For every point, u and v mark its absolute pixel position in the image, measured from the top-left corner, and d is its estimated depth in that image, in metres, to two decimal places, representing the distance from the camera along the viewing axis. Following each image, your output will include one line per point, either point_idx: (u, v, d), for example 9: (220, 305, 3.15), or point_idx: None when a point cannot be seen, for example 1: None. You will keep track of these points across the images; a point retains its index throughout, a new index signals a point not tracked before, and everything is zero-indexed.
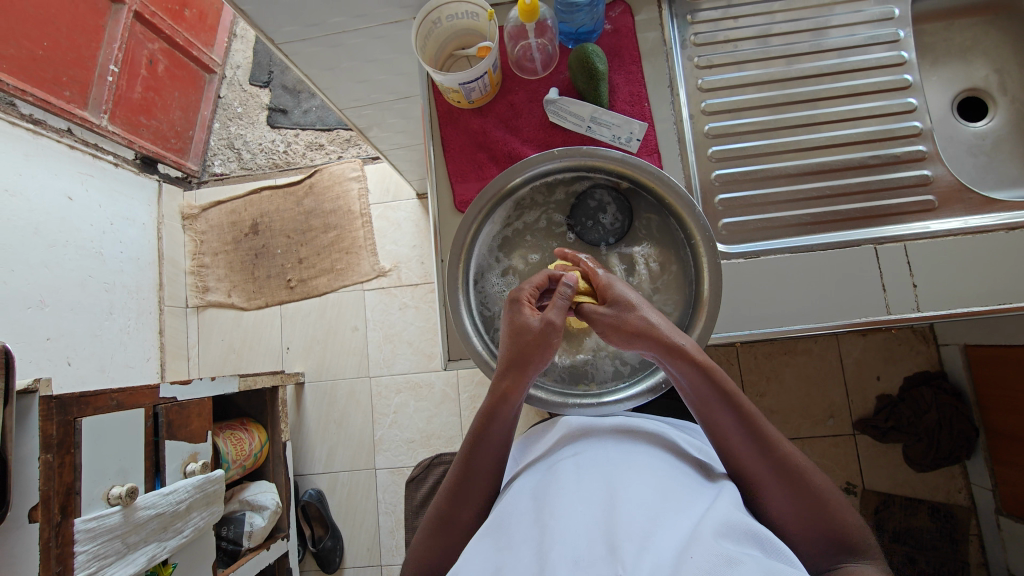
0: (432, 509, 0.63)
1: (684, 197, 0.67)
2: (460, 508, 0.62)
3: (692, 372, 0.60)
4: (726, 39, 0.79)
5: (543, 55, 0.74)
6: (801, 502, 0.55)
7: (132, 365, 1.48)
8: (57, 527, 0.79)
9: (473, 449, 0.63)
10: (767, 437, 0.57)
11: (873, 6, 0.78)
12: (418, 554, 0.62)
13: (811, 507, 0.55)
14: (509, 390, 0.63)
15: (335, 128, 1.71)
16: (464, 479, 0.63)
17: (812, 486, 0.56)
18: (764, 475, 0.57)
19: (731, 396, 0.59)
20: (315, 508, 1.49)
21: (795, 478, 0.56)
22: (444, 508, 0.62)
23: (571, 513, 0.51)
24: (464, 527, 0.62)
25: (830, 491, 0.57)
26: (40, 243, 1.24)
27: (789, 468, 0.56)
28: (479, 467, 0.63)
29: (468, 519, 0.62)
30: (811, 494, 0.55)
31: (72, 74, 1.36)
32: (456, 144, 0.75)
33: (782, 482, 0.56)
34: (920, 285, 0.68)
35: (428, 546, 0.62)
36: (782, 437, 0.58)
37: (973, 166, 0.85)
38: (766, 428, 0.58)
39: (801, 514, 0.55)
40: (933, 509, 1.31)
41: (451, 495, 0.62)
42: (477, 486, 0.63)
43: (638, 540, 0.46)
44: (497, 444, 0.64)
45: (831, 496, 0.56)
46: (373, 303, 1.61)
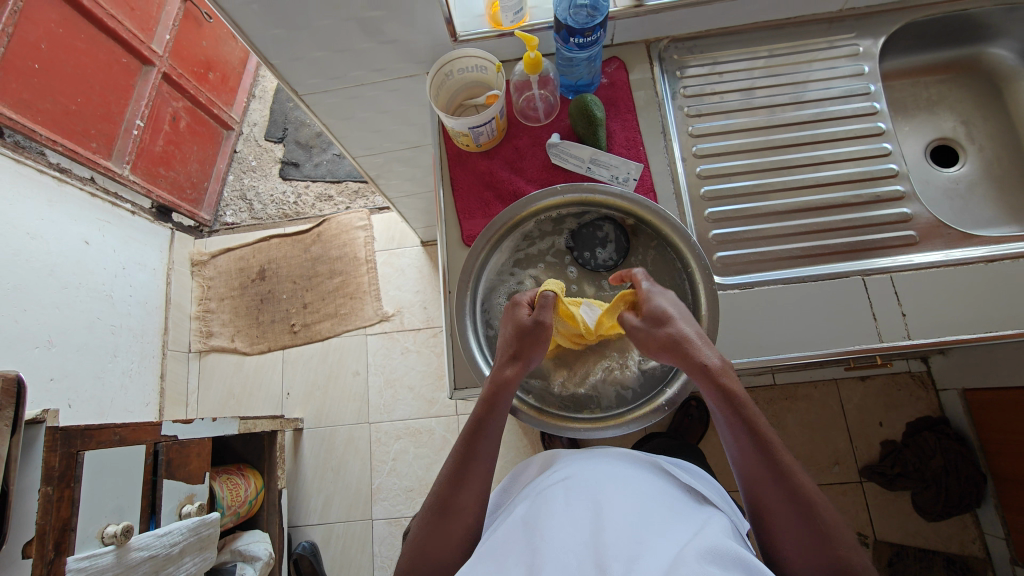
0: (432, 496, 0.65)
1: (682, 229, 0.71)
2: (459, 492, 0.63)
3: (718, 397, 0.60)
4: (713, 92, 0.86)
5: (545, 104, 0.80)
6: (810, 535, 0.56)
7: (132, 410, 1.47)
8: (49, 565, 0.76)
9: (473, 436, 0.65)
10: (784, 469, 0.58)
11: (846, 63, 0.86)
12: (417, 543, 0.63)
13: (814, 540, 0.56)
14: (508, 378, 0.65)
15: (345, 180, 1.80)
16: (465, 463, 0.64)
17: (822, 521, 0.56)
18: (774, 502, 0.58)
19: (753, 424, 0.59)
20: (308, 562, 1.42)
21: (806, 511, 0.57)
22: (446, 493, 0.64)
23: (563, 542, 0.53)
24: (462, 514, 0.63)
25: (842, 527, 0.57)
26: (54, 284, 1.28)
27: (801, 501, 0.57)
28: (479, 451, 0.65)
29: (465, 506, 0.63)
30: (821, 528, 0.56)
31: (100, 128, 1.45)
32: (464, 184, 0.81)
33: (792, 514, 0.57)
34: (908, 314, 0.71)
35: (426, 533, 0.63)
36: (798, 468, 0.58)
37: (950, 208, 0.91)
38: (784, 459, 0.58)
39: (807, 547, 0.57)
40: (948, 561, 1.27)
41: (450, 481, 0.64)
42: (476, 473, 0.64)
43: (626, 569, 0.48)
44: (495, 431, 0.65)
45: (841, 531, 0.56)
46: (375, 348, 1.63)
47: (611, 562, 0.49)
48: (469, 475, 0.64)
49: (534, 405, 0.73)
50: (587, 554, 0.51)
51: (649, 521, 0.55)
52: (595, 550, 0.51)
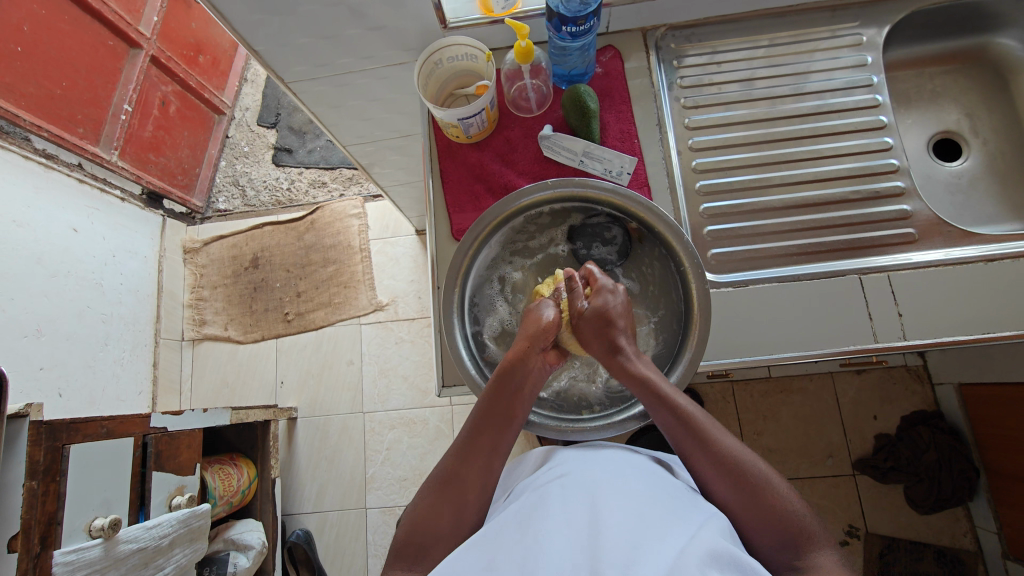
0: (438, 468, 0.66)
1: (674, 226, 0.69)
2: (464, 463, 0.64)
3: (640, 384, 0.65)
4: (711, 82, 0.84)
5: (538, 95, 0.78)
6: (749, 500, 0.58)
7: (124, 399, 1.47)
8: (35, 559, 0.76)
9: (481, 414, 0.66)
10: (706, 438, 0.61)
11: (848, 54, 0.83)
12: (416, 513, 0.63)
13: (753, 501, 0.58)
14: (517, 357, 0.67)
15: (338, 167, 1.77)
16: (473, 436, 0.65)
17: (756, 482, 0.58)
18: (708, 472, 0.61)
19: (671, 400, 0.63)
20: (302, 550, 1.41)
21: (737, 475, 0.59)
22: (451, 464, 0.65)
23: (558, 538, 0.52)
24: (463, 488, 0.63)
25: (779, 485, 0.59)
26: (42, 272, 1.26)
27: (728, 463, 0.60)
28: (487, 426, 0.65)
29: (467, 480, 0.63)
30: (755, 488, 0.58)
31: (88, 112, 1.41)
32: (454, 176, 0.79)
33: (727, 482, 0.59)
34: (905, 315, 0.70)
35: (428, 503, 0.63)
36: (720, 434, 0.62)
37: (952, 203, 0.89)
38: (704, 429, 0.62)
39: (748, 515, 0.58)
40: (938, 553, 1.27)
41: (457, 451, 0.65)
42: (483, 447, 0.65)
43: (622, 564, 0.47)
44: (504, 409, 0.66)
45: (778, 488, 0.58)
46: (370, 337, 1.62)
47: (607, 558, 0.48)
48: (474, 449, 0.65)
49: None
50: (582, 551, 0.50)
51: (648, 515, 0.54)
52: (591, 547, 0.50)
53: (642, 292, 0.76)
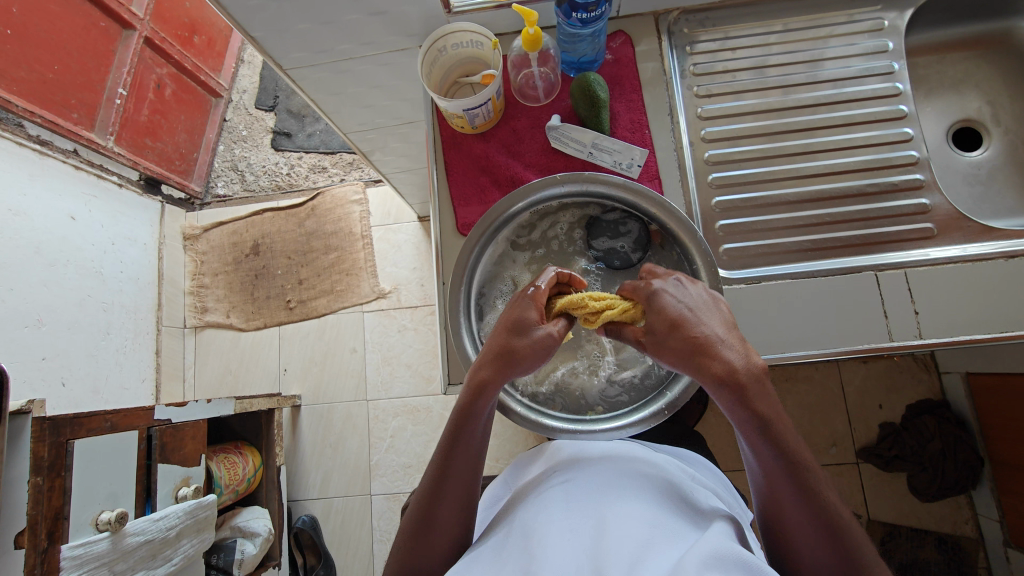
0: (413, 507, 0.61)
1: (688, 225, 0.68)
2: (442, 506, 0.59)
3: (750, 417, 0.54)
4: (724, 69, 0.81)
5: (546, 83, 0.75)
6: (831, 554, 0.52)
7: (128, 387, 1.47)
8: (43, 554, 0.76)
9: (450, 449, 0.60)
10: (810, 487, 0.53)
11: (867, 39, 0.80)
12: (402, 553, 0.60)
13: (832, 547, 0.52)
14: (485, 381, 0.60)
15: (338, 151, 1.73)
16: (445, 476, 0.59)
17: (848, 542, 0.52)
18: (792, 505, 0.54)
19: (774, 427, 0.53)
20: (308, 536, 1.46)
21: (825, 518, 0.52)
22: (424, 508, 0.59)
23: (561, 543, 0.50)
24: (443, 529, 0.59)
25: (869, 547, 0.53)
26: (41, 262, 1.25)
27: (819, 505, 0.53)
28: (461, 463, 0.60)
29: (449, 517, 0.59)
30: (847, 548, 0.52)
31: (81, 97, 1.38)
32: (459, 168, 0.76)
33: (817, 535, 0.53)
34: (922, 312, 0.69)
35: (411, 544, 0.59)
36: (826, 486, 0.53)
37: (970, 195, 0.86)
38: (810, 478, 0.53)
39: (820, 553, 0.53)
40: (939, 541, 1.28)
41: (428, 491, 0.60)
42: (458, 486, 0.60)
43: (625, 567, 0.45)
44: (476, 438, 0.60)
45: (866, 550, 0.52)
46: (373, 325, 1.61)
47: (612, 562, 0.46)
48: (450, 487, 0.59)
49: (529, 405, 0.70)
50: (585, 554, 0.48)
51: (654, 521, 0.51)
52: (594, 551, 0.48)
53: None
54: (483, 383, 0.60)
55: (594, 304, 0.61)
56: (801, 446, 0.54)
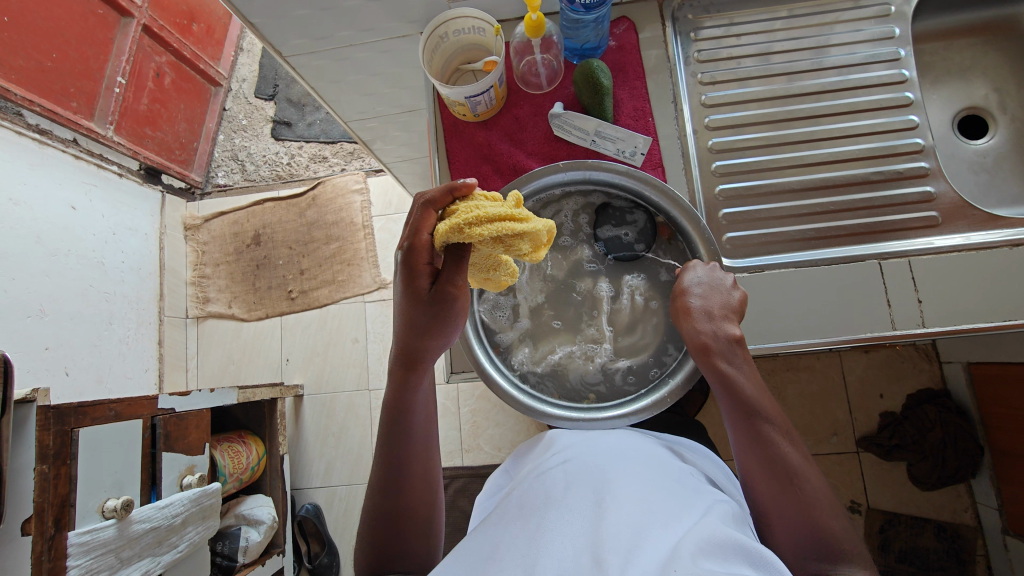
0: (372, 506, 0.60)
1: (692, 213, 0.68)
2: (401, 494, 0.60)
3: (713, 370, 0.60)
4: (728, 56, 0.80)
5: (548, 70, 0.74)
6: (793, 514, 0.53)
7: (131, 377, 1.48)
8: (50, 541, 0.77)
9: (395, 441, 0.61)
10: (764, 434, 0.57)
11: (873, 25, 0.79)
12: (370, 552, 0.59)
13: (794, 506, 0.53)
14: (406, 375, 0.60)
15: (339, 141, 1.72)
16: (400, 464, 0.60)
17: (808, 500, 0.53)
18: (755, 467, 0.57)
19: (737, 390, 0.58)
20: (312, 523, 1.47)
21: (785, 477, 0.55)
22: (382, 498, 0.60)
23: (561, 525, 0.50)
24: (407, 514, 0.60)
25: (833, 514, 0.53)
26: (43, 252, 1.25)
27: (780, 465, 0.55)
28: (411, 450, 0.61)
29: (411, 503, 0.60)
30: (802, 496, 0.54)
31: (79, 85, 1.37)
32: (461, 157, 0.76)
33: (772, 484, 0.55)
34: (925, 301, 0.69)
35: (377, 540, 0.59)
36: (784, 438, 0.57)
37: (975, 184, 0.86)
38: (767, 428, 0.57)
39: (785, 515, 0.54)
40: (938, 528, 1.29)
41: (383, 484, 0.60)
42: (417, 471, 0.61)
43: (625, 552, 0.45)
44: (419, 425, 0.61)
45: (818, 500, 0.53)
46: (374, 315, 1.61)
47: (611, 547, 0.46)
48: (407, 474, 0.61)
49: (530, 393, 0.71)
50: (585, 538, 0.48)
51: (653, 504, 0.51)
52: (594, 534, 0.48)
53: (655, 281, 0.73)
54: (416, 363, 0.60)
55: (477, 231, 0.52)
56: (762, 400, 0.58)
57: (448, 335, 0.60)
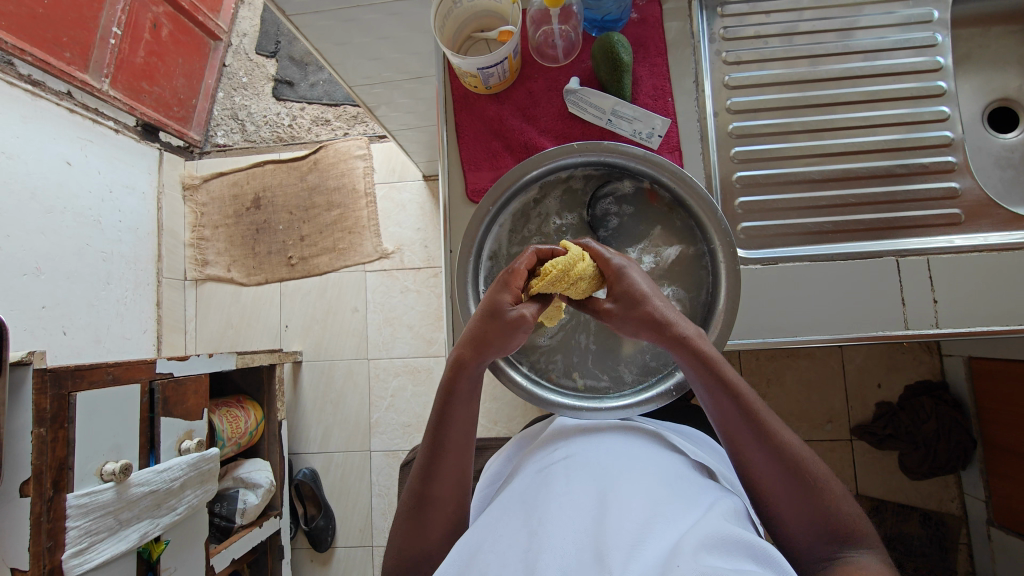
0: (407, 492, 0.61)
1: (708, 201, 0.65)
2: (434, 484, 0.59)
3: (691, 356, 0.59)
4: (755, 34, 0.76)
5: (565, 42, 0.71)
6: (801, 500, 0.53)
7: (130, 337, 1.47)
8: (48, 502, 0.78)
9: (438, 432, 0.60)
10: (767, 429, 0.56)
11: (910, 7, 0.75)
12: (401, 541, 0.59)
13: (803, 494, 0.53)
14: (467, 360, 0.60)
15: (342, 103, 1.66)
16: (436, 453, 0.60)
17: (814, 485, 0.53)
18: (759, 459, 0.56)
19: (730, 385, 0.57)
20: (309, 487, 1.50)
21: (789, 464, 0.54)
22: (417, 487, 0.60)
23: (563, 520, 0.50)
24: (439, 506, 0.59)
25: (838, 493, 0.54)
26: (37, 209, 1.23)
27: (785, 455, 0.55)
28: (448, 439, 0.60)
29: (443, 497, 0.60)
30: (810, 485, 0.53)
31: (73, 35, 1.30)
32: (470, 131, 0.73)
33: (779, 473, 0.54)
34: (940, 301, 0.67)
35: (407, 532, 0.59)
36: (782, 427, 0.56)
37: (1000, 179, 0.83)
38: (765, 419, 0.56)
39: (792, 503, 0.54)
40: (924, 517, 1.31)
41: (420, 474, 0.60)
42: (451, 462, 0.60)
43: (626, 549, 0.45)
44: (462, 413, 0.61)
45: (829, 489, 0.53)
46: (374, 285, 1.59)
47: (613, 544, 0.46)
48: (442, 465, 0.60)
49: (534, 379, 0.70)
50: (587, 532, 0.48)
51: (655, 499, 0.51)
52: (595, 530, 0.48)
53: (667, 264, 0.70)
54: (467, 367, 0.60)
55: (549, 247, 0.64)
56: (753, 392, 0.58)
57: (491, 355, 0.61)
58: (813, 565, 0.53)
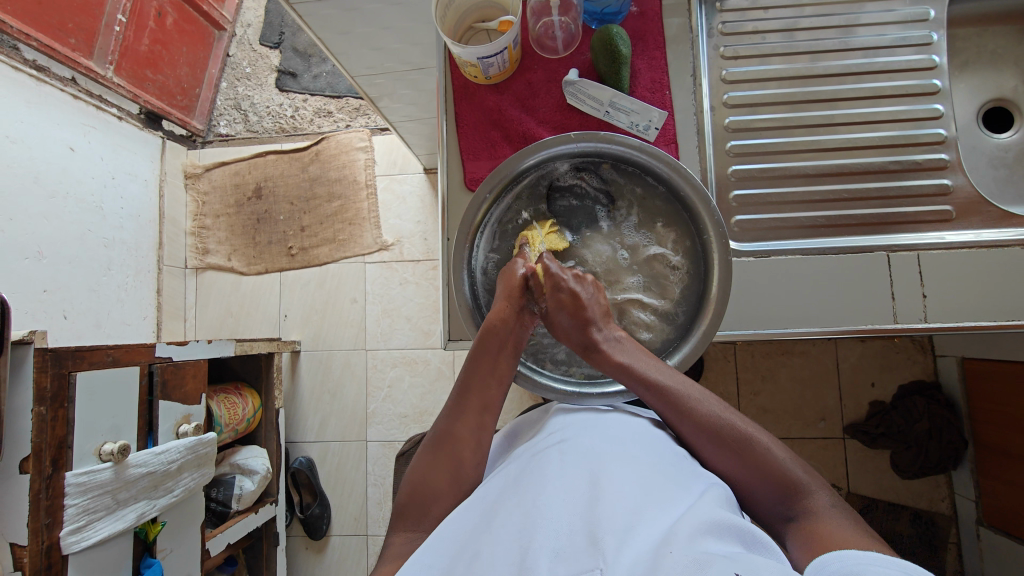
0: (432, 432, 0.66)
1: (703, 192, 0.66)
2: (455, 421, 0.65)
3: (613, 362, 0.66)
4: (753, 30, 0.77)
5: (566, 33, 0.72)
6: (743, 464, 0.58)
7: (130, 324, 1.48)
8: (47, 480, 0.79)
9: (467, 375, 0.68)
10: (692, 409, 0.61)
11: (907, 6, 0.76)
12: (413, 478, 0.63)
13: (742, 459, 0.58)
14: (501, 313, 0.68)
15: (345, 95, 1.67)
16: (463, 393, 0.67)
17: (748, 446, 0.58)
18: (696, 438, 0.61)
19: (652, 377, 0.64)
20: (305, 475, 1.51)
21: (721, 435, 0.59)
22: (442, 424, 0.65)
23: (556, 505, 0.50)
24: (454, 444, 0.63)
25: (773, 447, 0.58)
26: (40, 193, 1.24)
27: (715, 428, 0.60)
28: (476, 381, 0.67)
29: (460, 439, 0.64)
30: (745, 449, 0.58)
31: (78, 21, 1.31)
32: (470, 120, 0.74)
33: (717, 448, 0.59)
34: (929, 296, 0.68)
35: (421, 467, 0.63)
36: (706, 403, 0.62)
37: (994, 179, 0.84)
38: (689, 400, 0.62)
39: (739, 468, 0.58)
40: (915, 516, 1.32)
41: (449, 411, 0.66)
42: (474, 403, 0.66)
43: (620, 534, 0.46)
44: (492, 358, 0.67)
45: (766, 446, 0.58)
46: (374, 276, 1.60)
47: (606, 529, 0.46)
48: (466, 404, 0.66)
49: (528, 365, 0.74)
50: (580, 517, 0.49)
51: (649, 487, 0.52)
52: (589, 515, 0.48)
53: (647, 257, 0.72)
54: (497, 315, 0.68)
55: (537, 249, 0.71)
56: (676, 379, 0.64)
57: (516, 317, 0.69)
58: (777, 524, 0.56)
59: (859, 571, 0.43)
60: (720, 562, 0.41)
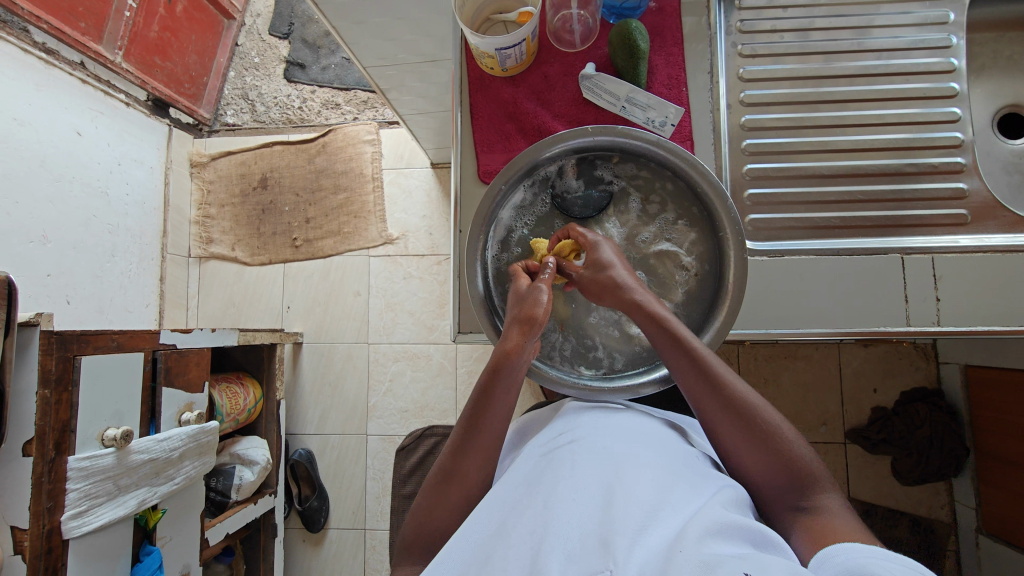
0: (435, 467, 0.62)
1: (720, 189, 0.66)
2: (464, 461, 0.60)
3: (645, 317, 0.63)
4: (771, 28, 0.76)
5: (583, 27, 0.72)
6: (759, 447, 0.57)
7: (132, 310, 1.48)
8: (50, 463, 0.79)
9: (477, 407, 0.62)
10: (720, 380, 0.59)
11: (926, 8, 0.76)
12: (421, 512, 0.60)
13: (758, 439, 0.57)
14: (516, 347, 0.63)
15: (353, 88, 1.67)
16: (470, 431, 0.61)
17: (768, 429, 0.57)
18: (715, 409, 0.59)
19: (681, 340, 0.61)
20: (304, 467, 1.51)
21: (744, 412, 0.58)
22: (447, 461, 0.61)
23: (567, 505, 0.50)
24: (464, 483, 0.60)
25: (791, 436, 0.57)
26: (46, 177, 1.23)
27: (739, 403, 0.58)
28: (485, 420, 0.61)
29: (469, 479, 0.60)
30: (764, 430, 0.57)
31: (89, 5, 1.30)
32: (485, 113, 0.74)
33: (736, 424, 0.58)
34: (943, 300, 0.68)
35: (427, 507, 0.60)
36: (734, 376, 0.60)
37: (1007, 184, 0.84)
38: (717, 369, 0.60)
39: (753, 450, 0.57)
40: (914, 522, 1.31)
41: (454, 448, 0.61)
42: (483, 443, 0.61)
43: (630, 534, 0.45)
44: (504, 394, 0.62)
45: (785, 433, 0.57)
46: (378, 269, 1.60)
47: (617, 529, 0.46)
48: (474, 443, 0.61)
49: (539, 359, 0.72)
50: (591, 516, 0.48)
51: (660, 487, 0.51)
52: (600, 515, 0.48)
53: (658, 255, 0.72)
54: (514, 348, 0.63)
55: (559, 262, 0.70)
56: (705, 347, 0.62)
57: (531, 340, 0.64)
58: (779, 510, 0.56)
59: (862, 565, 0.44)
60: (730, 563, 0.41)
